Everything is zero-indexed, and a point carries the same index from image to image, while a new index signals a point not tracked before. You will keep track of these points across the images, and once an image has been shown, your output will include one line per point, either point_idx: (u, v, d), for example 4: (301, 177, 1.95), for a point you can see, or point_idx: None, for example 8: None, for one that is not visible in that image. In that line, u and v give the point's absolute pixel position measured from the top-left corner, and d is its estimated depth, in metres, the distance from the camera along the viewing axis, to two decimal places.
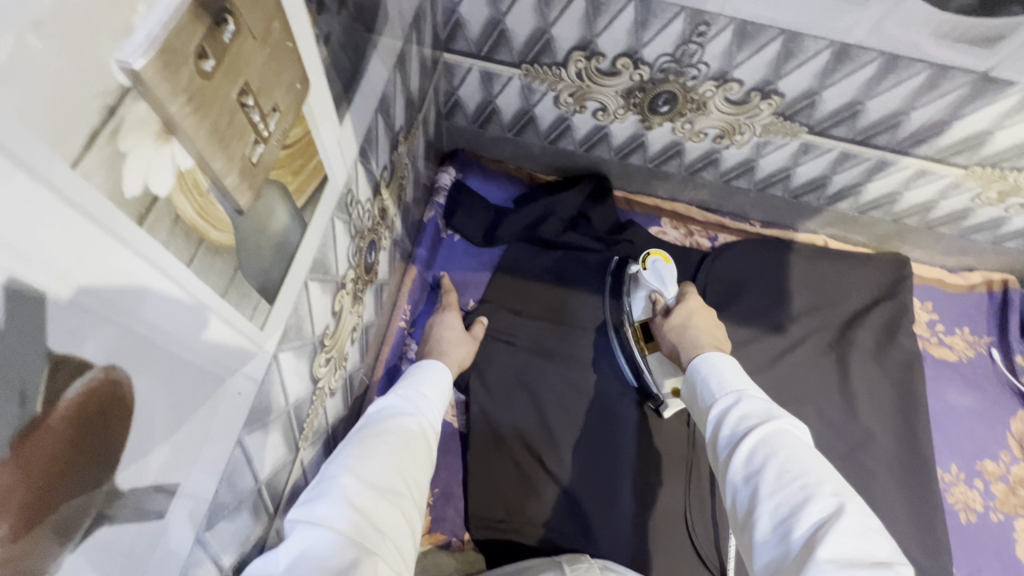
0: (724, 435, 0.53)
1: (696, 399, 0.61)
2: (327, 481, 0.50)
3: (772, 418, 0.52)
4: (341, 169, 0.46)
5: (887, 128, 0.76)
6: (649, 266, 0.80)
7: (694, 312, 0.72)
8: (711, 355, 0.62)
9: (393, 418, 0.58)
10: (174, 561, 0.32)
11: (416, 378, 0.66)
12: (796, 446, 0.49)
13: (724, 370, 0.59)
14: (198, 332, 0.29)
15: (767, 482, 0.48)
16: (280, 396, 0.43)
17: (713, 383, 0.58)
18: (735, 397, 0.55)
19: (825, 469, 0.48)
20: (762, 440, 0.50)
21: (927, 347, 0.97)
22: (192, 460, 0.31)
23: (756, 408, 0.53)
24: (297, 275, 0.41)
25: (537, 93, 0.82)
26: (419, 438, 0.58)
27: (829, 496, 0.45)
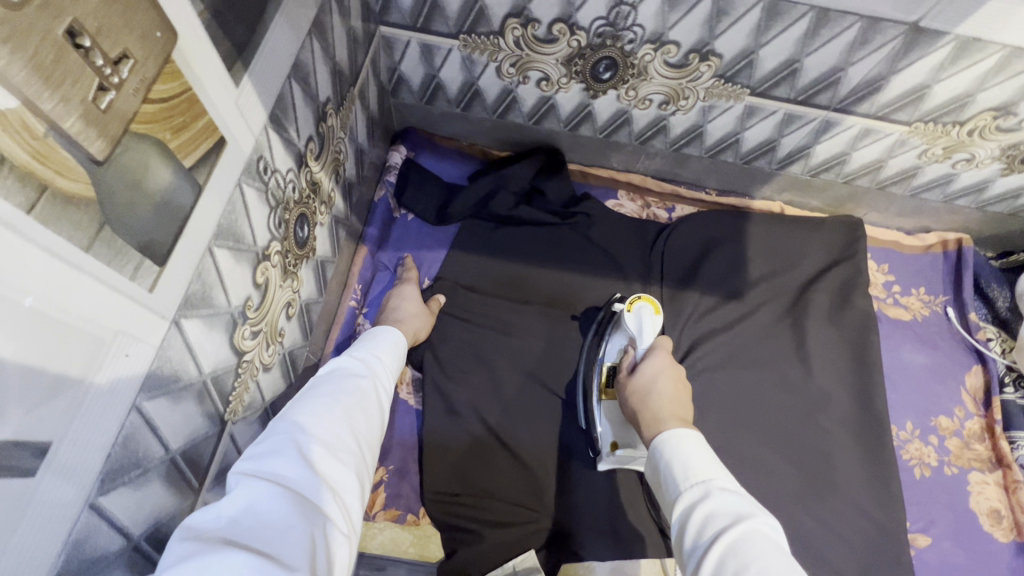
0: (692, 544, 0.48)
1: (666, 493, 0.55)
2: (276, 435, 0.49)
3: (740, 520, 0.46)
4: (245, 134, 0.45)
5: (827, 86, 0.76)
6: (634, 310, 0.76)
7: (661, 372, 0.68)
8: (679, 436, 0.58)
9: (346, 379, 0.58)
10: (52, 523, 0.31)
11: (368, 344, 0.68)
12: (766, 554, 0.43)
13: (691, 459, 0.54)
14: (54, 287, 0.28)
15: None
16: (191, 364, 0.43)
17: (678, 477, 0.53)
18: (702, 493, 0.51)
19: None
20: (728, 547, 0.45)
21: (882, 307, 0.98)
22: (66, 419, 0.31)
23: (724, 507, 0.48)
24: (195, 240, 0.40)
25: (479, 64, 0.81)
26: (371, 398, 0.59)
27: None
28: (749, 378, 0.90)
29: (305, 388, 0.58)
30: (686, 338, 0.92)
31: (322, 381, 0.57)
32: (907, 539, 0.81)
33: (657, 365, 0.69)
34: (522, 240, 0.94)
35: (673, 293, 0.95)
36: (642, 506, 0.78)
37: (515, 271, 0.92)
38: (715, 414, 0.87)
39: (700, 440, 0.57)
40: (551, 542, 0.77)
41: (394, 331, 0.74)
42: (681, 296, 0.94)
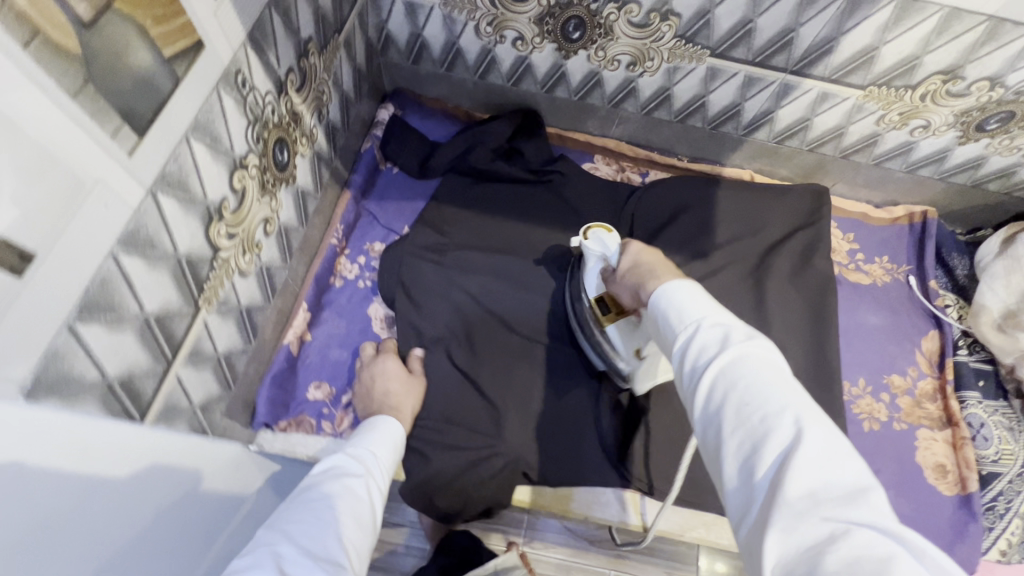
0: (686, 373, 0.45)
1: (659, 330, 0.51)
2: (258, 546, 0.46)
3: (730, 350, 0.42)
4: (224, 45, 0.52)
5: (782, 47, 0.80)
6: (591, 236, 0.77)
7: (641, 255, 0.65)
8: (672, 284, 0.51)
9: (337, 480, 0.58)
10: (34, 328, 0.38)
11: (365, 439, 0.68)
12: (755, 372, 0.41)
13: (683, 297, 0.49)
14: (43, 120, 0.35)
15: (728, 421, 0.40)
16: (165, 237, 0.49)
17: (670, 316, 0.48)
18: (694, 330, 0.46)
19: (794, 394, 0.40)
20: (719, 378, 0.42)
21: (843, 272, 1.01)
22: (49, 238, 0.37)
23: (716, 339, 0.44)
24: (172, 126, 0.47)
25: (459, 23, 0.87)
26: (362, 496, 0.58)
27: (788, 426, 0.38)
28: None
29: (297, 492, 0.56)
30: None
31: (313, 487, 0.56)
32: None
33: (635, 251, 0.66)
34: (498, 194, 1.00)
35: None
36: (594, 442, 0.85)
37: (490, 223, 0.98)
38: None
39: (692, 281, 0.51)
40: (503, 469, 0.82)
41: (390, 421, 0.74)
42: None
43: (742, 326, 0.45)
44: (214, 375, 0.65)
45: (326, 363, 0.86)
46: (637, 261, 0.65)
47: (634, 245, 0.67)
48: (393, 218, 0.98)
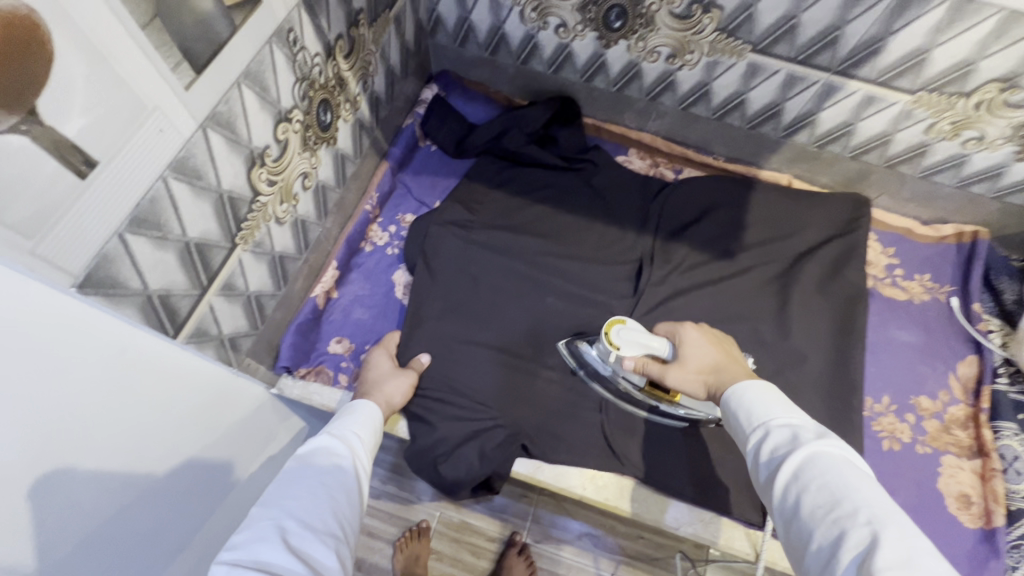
0: (762, 470, 0.51)
1: (734, 431, 0.58)
2: (259, 529, 0.49)
3: (803, 446, 0.49)
4: (280, 4, 0.57)
5: (826, 46, 0.79)
6: (620, 343, 0.73)
7: (704, 341, 0.69)
8: (741, 386, 0.59)
9: (325, 458, 0.59)
10: (85, 234, 0.43)
11: (348, 418, 0.69)
12: (826, 469, 0.46)
13: (752, 399, 0.56)
14: (115, 45, 0.40)
15: (806, 518, 0.45)
16: (211, 171, 0.55)
17: (742, 418, 0.56)
18: (764, 432, 0.53)
19: (871, 495, 0.44)
20: (791, 472, 0.48)
21: (878, 286, 0.98)
22: (110, 148, 0.42)
23: (785, 439, 0.51)
24: (226, 70, 0.52)
25: (505, 8, 0.91)
26: (352, 473, 0.60)
27: (863, 525, 0.42)
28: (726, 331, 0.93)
29: (286, 468, 0.58)
30: (669, 285, 0.95)
31: (302, 466, 0.58)
32: None
33: (694, 341, 0.69)
34: (529, 177, 1.02)
35: (665, 244, 0.99)
36: (599, 428, 0.85)
37: (519, 205, 1.00)
38: None
39: (766, 385, 0.59)
40: (504, 442, 0.83)
41: (367, 404, 0.72)
42: (674, 248, 0.99)
43: (812, 428, 0.52)
44: (245, 312, 0.70)
45: (348, 320, 0.90)
46: (703, 349, 0.68)
47: (690, 332, 0.70)
48: (427, 192, 1.03)
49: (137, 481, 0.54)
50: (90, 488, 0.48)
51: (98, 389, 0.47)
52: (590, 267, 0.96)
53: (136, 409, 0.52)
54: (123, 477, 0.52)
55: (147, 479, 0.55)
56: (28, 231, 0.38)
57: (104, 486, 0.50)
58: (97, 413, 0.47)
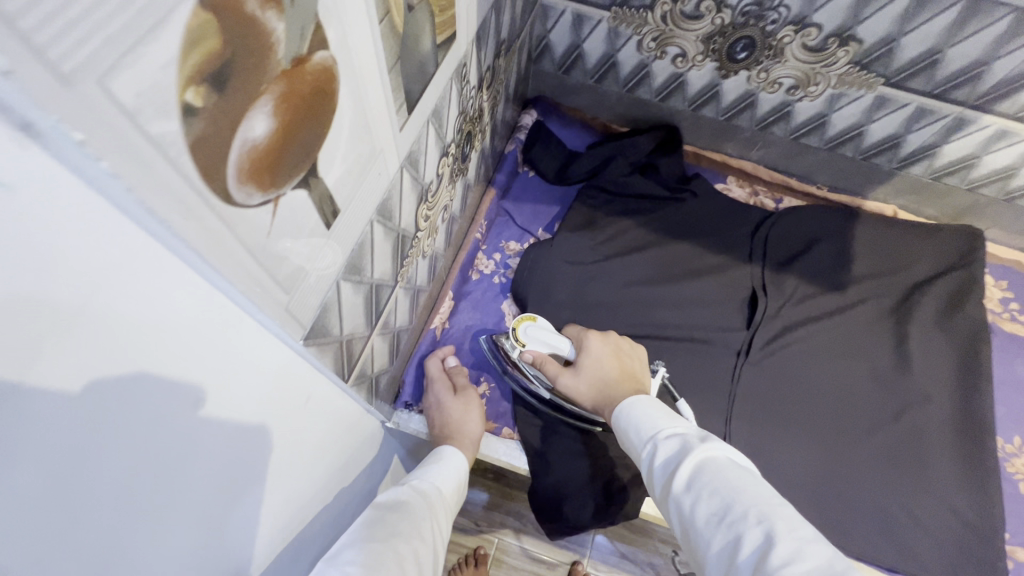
0: (656, 487, 0.50)
1: (626, 446, 0.57)
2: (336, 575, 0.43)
3: (687, 455, 0.48)
4: (463, 40, 0.55)
5: (968, 80, 0.78)
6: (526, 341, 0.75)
7: (600, 355, 0.69)
8: (627, 402, 0.58)
9: (404, 512, 0.54)
10: (320, 283, 0.41)
11: (438, 466, 0.66)
12: (712, 475, 0.46)
13: (636, 413, 0.56)
14: (373, 90, 0.38)
15: (704, 532, 0.44)
16: (398, 212, 0.53)
17: (632, 434, 0.55)
18: (653, 446, 0.51)
19: (754, 490, 0.44)
20: (684, 484, 0.47)
21: (997, 321, 0.95)
22: (350, 196, 0.41)
23: (671, 449, 0.50)
24: (424, 110, 0.51)
25: (623, 37, 0.90)
26: (429, 532, 0.54)
27: (754, 526, 0.42)
28: (847, 365, 0.91)
29: (370, 517, 0.52)
30: (784, 317, 0.93)
31: (383, 520, 0.52)
32: (1005, 548, 0.79)
33: (596, 352, 0.69)
34: (632, 207, 1.00)
35: (775, 275, 0.97)
36: None
37: (625, 233, 0.98)
38: (804, 393, 0.89)
39: (645, 396, 0.59)
40: (628, 483, 0.80)
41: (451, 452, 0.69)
42: (785, 280, 0.96)
43: (694, 432, 0.51)
44: (389, 351, 0.68)
45: (463, 351, 0.88)
46: (597, 364, 0.68)
47: (593, 343, 0.70)
48: (530, 220, 1.01)
49: (304, 497, 0.53)
50: (273, 511, 0.47)
51: (285, 422, 0.44)
52: (702, 297, 0.94)
53: (314, 433, 0.51)
54: (299, 496, 0.52)
55: (311, 495, 0.55)
56: (288, 285, 0.36)
57: (282, 506, 0.48)
58: (266, 450, 0.42)
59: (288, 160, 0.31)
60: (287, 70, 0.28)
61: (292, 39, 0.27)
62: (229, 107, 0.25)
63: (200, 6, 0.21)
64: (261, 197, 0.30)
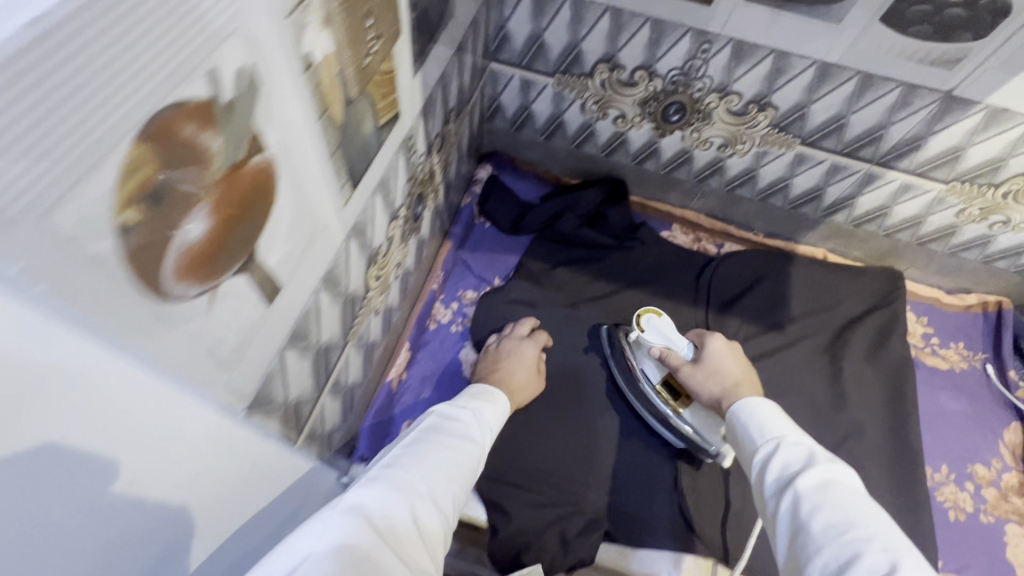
0: (769, 482, 0.52)
1: (741, 444, 0.60)
2: (398, 465, 0.54)
3: (817, 465, 0.50)
4: (408, 116, 0.60)
5: (871, 141, 0.87)
6: (646, 325, 0.81)
7: (725, 352, 0.75)
8: (747, 401, 0.63)
9: (458, 435, 0.62)
10: (263, 356, 0.43)
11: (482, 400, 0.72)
12: (841, 493, 0.48)
13: (760, 417, 0.60)
14: (314, 177, 0.42)
15: (815, 536, 0.45)
16: (345, 279, 0.56)
17: (753, 431, 0.59)
18: (776, 446, 0.55)
19: (881, 523, 0.45)
20: (806, 485, 0.49)
21: (920, 356, 1.03)
22: (292, 273, 0.43)
23: (795, 456, 0.53)
24: (368, 183, 0.54)
25: (567, 100, 0.97)
26: (474, 457, 0.61)
27: (879, 553, 0.42)
28: (787, 403, 0.96)
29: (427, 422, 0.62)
30: None
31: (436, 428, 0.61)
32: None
33: (718, 351, 0.75)
34: (584, 257, 1.06)
35: (717, 316, 1.03)
36: (673, 499, 0.85)
37: (576, 283, 1.04)
38: None
39: (769, 403, 0.63)
40: (586, 526, 0.83)
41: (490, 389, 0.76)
42: (727, 322, 1.02)
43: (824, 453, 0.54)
44: (342, 409, 0.70)
45: (419, 401, 0.89)
46: (716, 371, 0.73)
47: (718, 343, 0.76)
48: (485, 269, 1.05)
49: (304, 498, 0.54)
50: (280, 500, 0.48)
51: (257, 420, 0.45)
52: None
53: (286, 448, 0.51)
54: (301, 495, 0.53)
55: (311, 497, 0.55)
56: (229, 364, 0.38)
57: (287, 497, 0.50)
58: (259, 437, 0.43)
59: (225, 252, 0.33)
60: (225, 173, 0.31)
61: (228, 153, 0.30)
62: (165, 216, 0.27)
63: (135, 141, 0.24)
64: (198, 288, 0.32)
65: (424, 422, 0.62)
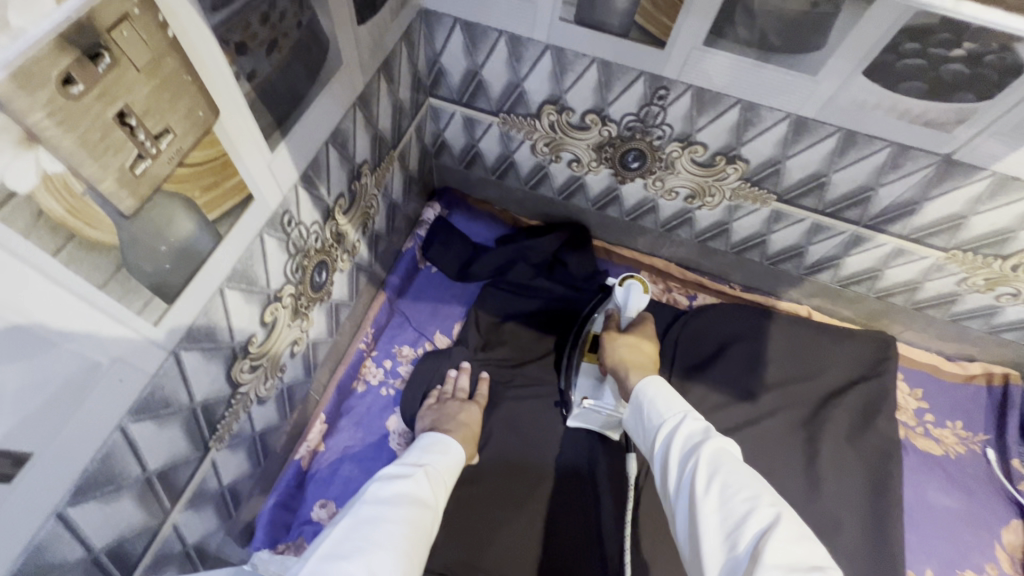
0: (670, 452, 0.52)
1: (641, 420, 0.60)
2: (336, 560, 0.47)
3: (711, 434, 0.51)
4: (274, 192, 0.50)
5: (857, 203, 0.75)
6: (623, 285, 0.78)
7: (647, 337, 0.76)
8: (650, 380, 0.62)
9: (403, 505, 0.56)
10: (12, 533, 0.34)
11: (439, 455, 0.69)
12: (729, 454, 0.48)
13: (661, 395, 0.59)
14: (69, 318, 0.33)
15: (710, 501, 0.45)
16: (181, 393, 0.47)
17: (655, 406, 0.58)
18: (677, 417, 0.55)
19: (764, 482, 0.46)
20: (702, 453, 0.49)
21: (910, 437, 0.91)
22: (50, 430, 0.34)
23: (694, 426, 0.53)
24: (204, 283, 0.44)
25: (515, 140, 0.86)
26: (426, 525, 0.56)
27: (767, 508, 0.43)
28: None
29: (373, 497, 0.56)
30: None
31: (384, 505, 0.55)
32: None
33: (644, 334, 0.76)
34: (538, 311, 0.95)
35: (681, 382, 0.91)
36: None
37: (530, 339, 0.93)
38: None
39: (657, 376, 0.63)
40: None
41: (438, 441, 0.71)
42: (693, 391, 0.91)
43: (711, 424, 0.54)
44: (215, 509, 0.61)
45: (335, 479, 0.80)
46: (637, 345, 0.74)
47: (649, 329, 0.77)
48: (426, 321, 0.95)
49: None
50: None
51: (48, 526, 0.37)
52: None
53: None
54: None
55: None
56: None
57: None
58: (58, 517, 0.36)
59: None
60: None
61: None
62: None
63: None
64: None
65: (370, 497, 0.56)
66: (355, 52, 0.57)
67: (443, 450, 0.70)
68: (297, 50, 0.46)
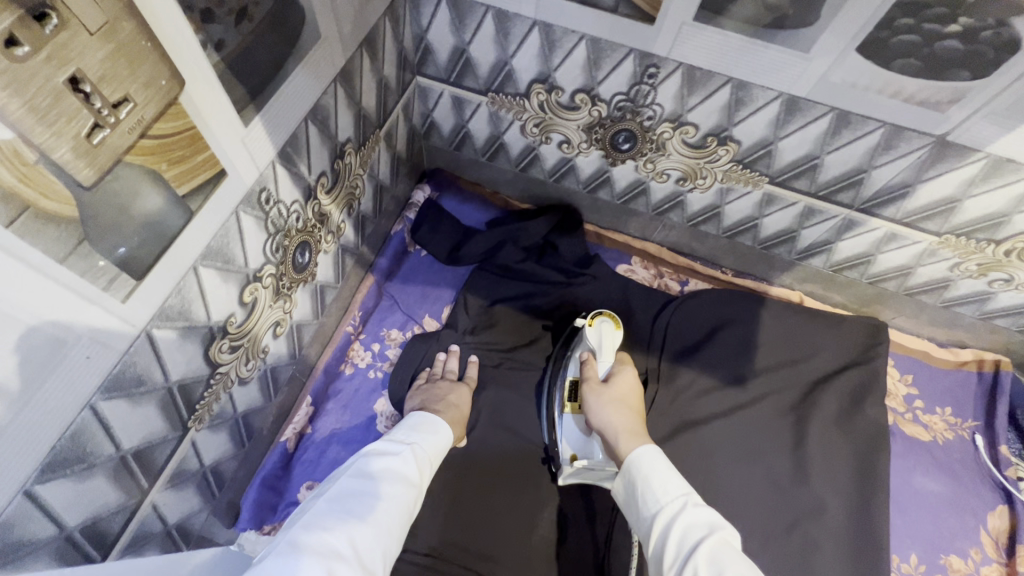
0: (670, 550, 0.48)
1: (634, 503, 0.56)
2: (319, 528, 0.46)
3: (714, 533, 0.47)
4: (250, 168, 0.49)
5: (850, 185, 0.74)
6: (595, 325, 0.79)
7: (630, 386, 0.72)
8: (644, 453, 0.58)
9: (392, 482, 0.57)
10: None
11: (426, 434, 0.68)
12: (736, 560, 0.44)
13: (657, 475, 0.55)
14: (29, 293, 0.32)
15: None
16: (155, 372, 0.46)
17: (652, 490, 0.54)
18: (677, 507, 0.51)
19: None
20: (705, 556, 0.45)
21: (899, 422, 0.91)
22: (12, 407, 0.34)
23: (696, 521, 0.49)
24: (175, 260, 0.43)
25: (505, 121, 0.84)
26: (405, 503, 0.56)
27: None
28: (741, 473, 0.85)
29: (359, 472, 0.56)
30: (676, 417, 0.88)
31: (369, 481, 0.55)
32: None
33: (625, 383, 0.72)
34: (528, 295, 0.93)
35: (670, 366, 0.91)
36: None
37: (520, 322, 0.92)
38: None
39: (653, 448, 0.59)
40: None
41: (425, 420, 0.71)
42: (682, 375, 0.91)
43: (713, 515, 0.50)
44: (197, 489, 0.61)
45: (321, 460, 0.80)
46: (623, 401, 0.70)
47: (629, 376, 0.73)
48: (415, 304, 0.95)
49: None
50: None
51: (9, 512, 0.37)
52: None
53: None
54: None
55: None
56: None
57: None
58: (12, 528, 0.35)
59: None
60: None
61: None
62: None
63: None
64: None
65: (357, 472, 0.56)
66: (335, 25, 0.55)
67: (432, 429, 0.70)
68: (271, 20, 0.45)
